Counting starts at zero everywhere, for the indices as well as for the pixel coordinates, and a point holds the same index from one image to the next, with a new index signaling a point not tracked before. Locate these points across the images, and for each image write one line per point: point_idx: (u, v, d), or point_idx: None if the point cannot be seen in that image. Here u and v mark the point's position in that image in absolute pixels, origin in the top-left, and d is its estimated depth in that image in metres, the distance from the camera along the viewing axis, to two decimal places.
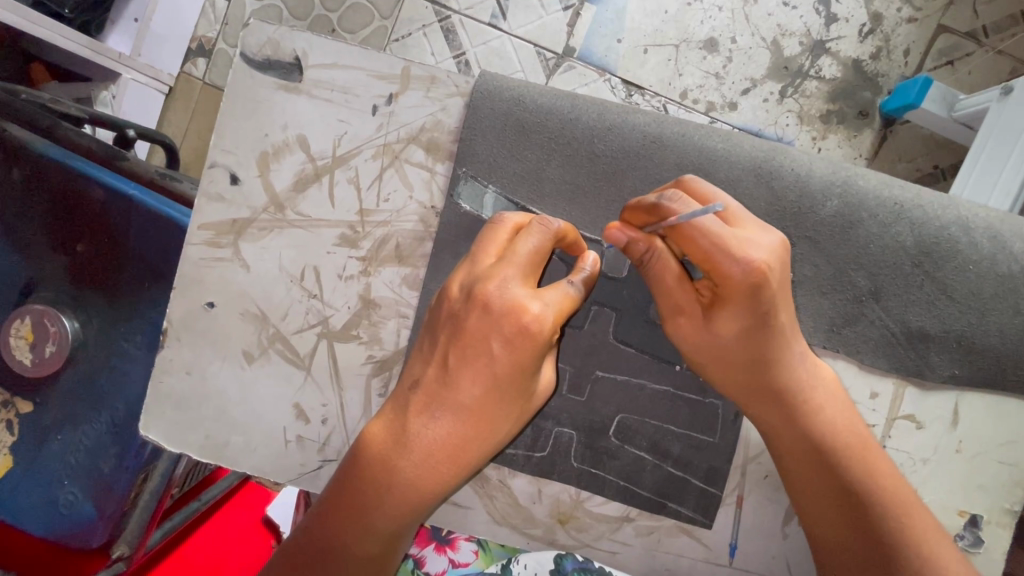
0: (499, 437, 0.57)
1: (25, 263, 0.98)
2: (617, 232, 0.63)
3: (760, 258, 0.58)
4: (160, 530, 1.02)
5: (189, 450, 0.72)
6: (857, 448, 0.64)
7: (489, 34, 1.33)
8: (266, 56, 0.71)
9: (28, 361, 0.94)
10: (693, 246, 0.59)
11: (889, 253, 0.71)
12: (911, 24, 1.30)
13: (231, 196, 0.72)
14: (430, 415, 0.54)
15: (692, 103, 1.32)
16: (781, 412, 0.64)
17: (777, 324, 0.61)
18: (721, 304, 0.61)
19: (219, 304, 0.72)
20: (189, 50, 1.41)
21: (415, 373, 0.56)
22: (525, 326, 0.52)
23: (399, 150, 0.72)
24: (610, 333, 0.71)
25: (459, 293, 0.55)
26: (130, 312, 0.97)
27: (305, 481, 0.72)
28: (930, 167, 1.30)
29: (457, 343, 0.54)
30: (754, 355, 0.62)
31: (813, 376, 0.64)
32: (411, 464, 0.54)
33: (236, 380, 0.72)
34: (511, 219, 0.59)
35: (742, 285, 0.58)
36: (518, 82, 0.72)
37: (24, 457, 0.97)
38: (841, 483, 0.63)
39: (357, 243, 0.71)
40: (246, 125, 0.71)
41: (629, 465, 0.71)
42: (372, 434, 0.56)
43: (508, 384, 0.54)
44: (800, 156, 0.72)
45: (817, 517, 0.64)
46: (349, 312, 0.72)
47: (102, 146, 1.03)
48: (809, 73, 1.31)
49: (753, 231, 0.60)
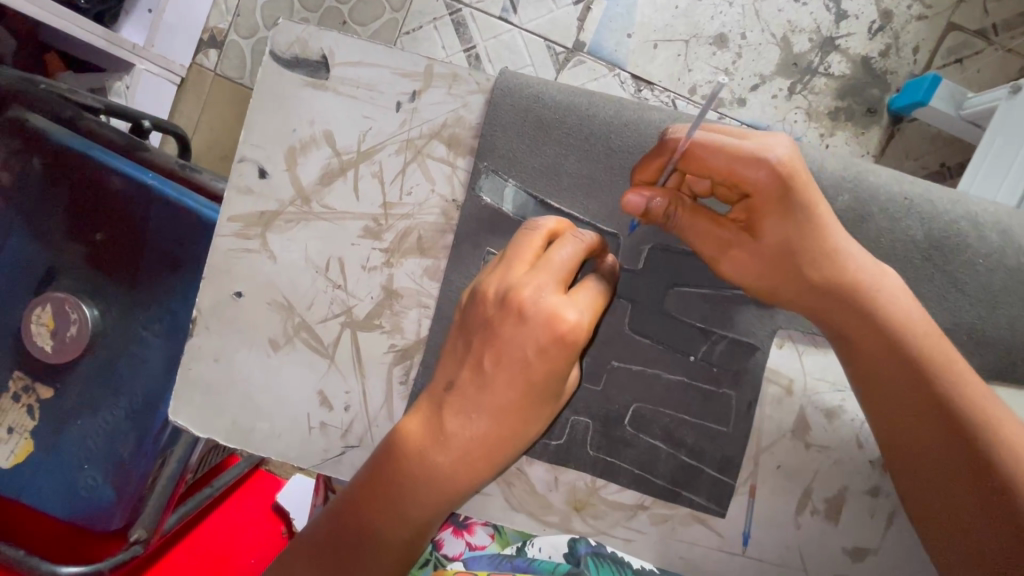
0: (531, 436, 0.60)
1: (47, 253, 1.00)
2: (634, 194, 0.64)
3: (782, 157, 0.61)
4: (175, 514, 1.04)
5: (216, 436, 0.75)
6: (929, 332, 0.64)
7: (500, 28, 1.34)
8: (294, 55, 0.74)
9: (48, 346, 0.98)
10: (717, 166, 0.62)
11: (901, 246, 0.72)
12: (921, 22, 1.31)
13: (259, 190, 0.74)
14: (467, 415, 0.57)
15: (700, 99, 1.33)
16: (849, 311, 0.65)
17: (818, 218, 0.63)
18: (762, 214, 0.63)
19: (246, 294, 0.74)
20: (201, 42, 1.43)
21: (448, 374, 0.59)
22: (560, 333, 0.55)
23: (422, 145, 0.74)
24: (625, 323, 0.73)
25: (494, 296, 0.58)
26: (150, 298, 0.99)
27: (329, 466, 0.75)
28: (937, 165, 1.32)
29: (492, 348, 0.57)
30: (805, 251, 0.63)
31: (872, 265, 0.65)
32: (449, 460, 0.57)
33: (262, 368, 0.75)
34: (545, 226, 0.62)
35: (771, 187, 0.61)
36: (538, 79, 0.74)
37: (45, 440, 1.00)
38: (917, 370, 0.63)
39: (380, 235, 0.73)
40: (273, 120, 0.74)
41: (643, 454, 0.74)
42: (409, 430, 0.59)
43: (541, 389, 0.57)
44: (813, 152, 0.74)
45: (895, 411, 0.65)
46: (372, 302, 0.74)
47: (122, 137, 1.05)
48: (817, 69, 1.32)
49: (762, 135, 0.63)
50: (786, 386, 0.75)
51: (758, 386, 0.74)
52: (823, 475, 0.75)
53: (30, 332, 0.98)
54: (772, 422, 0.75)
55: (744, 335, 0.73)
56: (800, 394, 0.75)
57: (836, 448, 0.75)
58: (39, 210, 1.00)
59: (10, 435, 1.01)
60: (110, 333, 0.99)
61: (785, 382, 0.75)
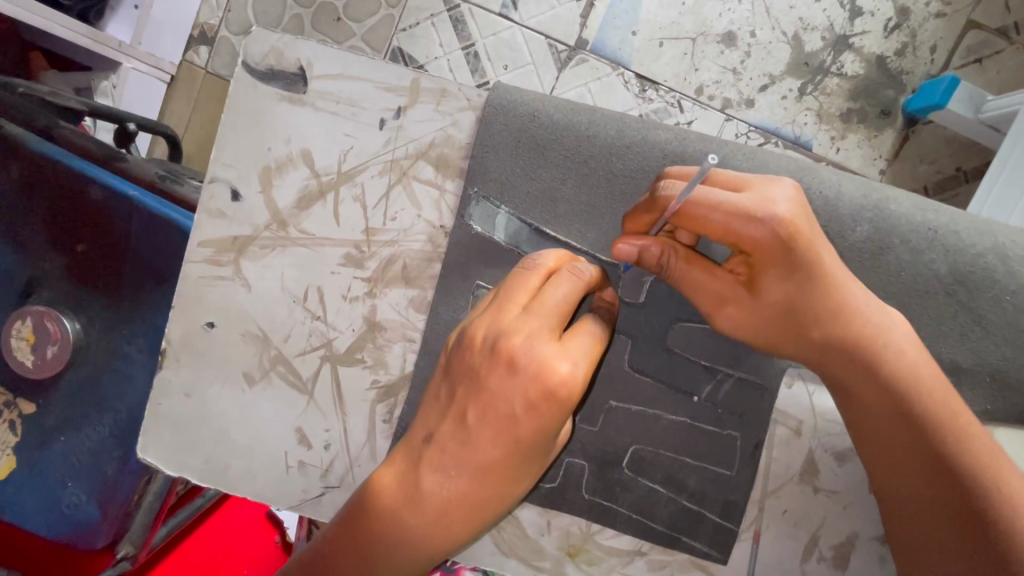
0: (515, 494, 0.55)
1: (24, 261, 0.92)
2: (625, 245, 0.61)
3: (785, 213, 0.56)
4: (164, 528, 1.00)
5: (188, 473, 0.71)
6: (942, 394, 0.60)
7: (499, 25, 1.28)
8: (270, 66, 0.68)
9: (29, 362, 0.89)
10: (712, 224, 0.57)
11: (922, 280, 0.67)
12: (939, 19, 1.24)
13: (232, 213, 0.69)
14: (446, 472, 0.52)
15: (707, 100, 1.26)
16: (852, 368, 0.61)
17: (825, 275, 0.58)
18: (762, 270, 0.59)
19: (220, 324, 0.70)
20: (191, 38, 1.36)
21: (429, 424, 0.54)
22: (552, 389, 0.50)
23: (408, 166, 0.68)
24: (625, 361, 0.69)
25: (483, 342, 0.53)
26: (130, 314, 0.92)
27: (308, 507, 0.70)
28: (952, 169, 1.24)
29: (478, 400, 0.51)
30: (808, 309, 0.59)
31: (885, 320, 0.60)
32: (425, 520, 0.53)
33: (236, 403, 0.70)
34: (544, 262, 0.57)
35: (773, 245, 0.56)
36: (533, 95, 0.68)
37: (26, 459, 0.92)
38: (925, 434, 0.59)
39: (362, 263, 0.69)
40: (247, 138, 0.68)
41: (641, 497, 0.69)
42: (384, 482, 0.55)
43: (529, 447, 0.52)
44: (830, 176, 0.68)
45: (898, 473, 0.61)
46: (353, 335, 0.69)
47: (100, 146, 0.99)
48: (830, 69, 1.25)
49: (765, 185, 0.58)
50: (795, 428, 0.70)
51: (765, 427, 0.69)
52: (832, 521, 0.70)
53: (10, 346, 0.90)
54: (780, 465, 0.70)
55: (751, 374, 0.69)
56: (810, 435, 0.70)
57: (846, 493, 0.70)
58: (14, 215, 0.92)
59: None
60: (94, 347, 0.91)
61: (794, 424, 0.70)
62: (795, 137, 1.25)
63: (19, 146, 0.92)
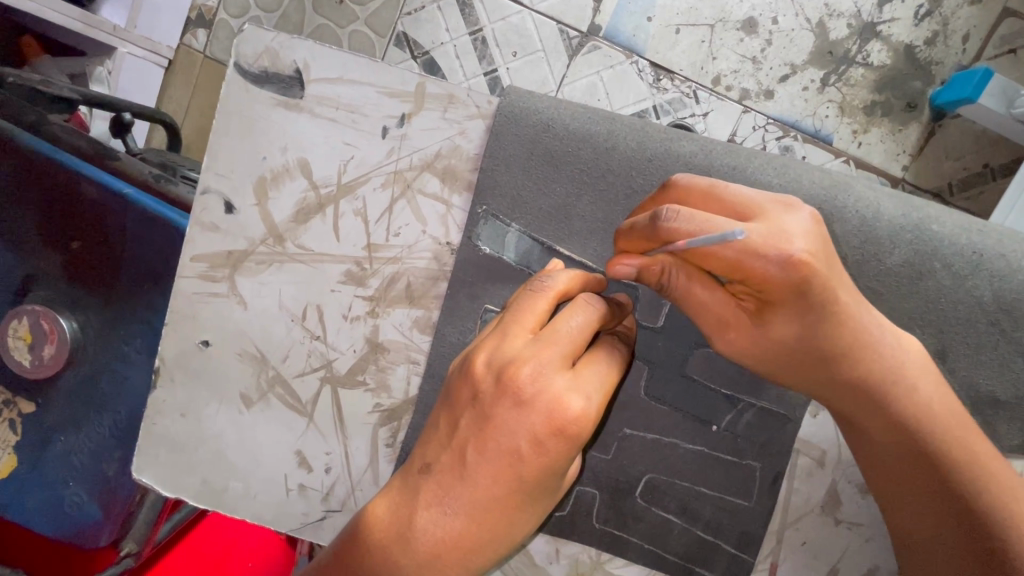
0: (516, 535, 0.51)
1: (17, 261, 0.88)
2: (623, 263, 0.56)
3: (801, 253, 0.48)
4: (169, 522, 0.97)
5: (185, 494, 0.68)
6: (955, 430, 0.56)
7: (508, 9, 1.21)
8: (264, 67, 0.63)
9: (26, 361, 0.85)
10: (717, 259, 0.49)
11: (963, 308, 0.62)
12: (973, 6, 1.16)
13: (227, 226, 0.65)
14: (442, 509, 0.47)
15: (724, 90, 1.19)
16: (870, 402, 0.56)
17: (840, 310, 0.52)
18: (772, 307, 0.52)
19: (214, 342, 0.67)
20: (188, 21, 1.29)
21: (428, 455, 0.50)
22: (563, 425, 0.45)
23: (412, 178, 0.64)
24: (641, 388, 0.65)
25: (485, 371, 0.48)
26: (126, 313, 0.88)
27: (307, 531, 0.68)
28: (979, 166, 1.17)
29: (482, 434, 0.47)
30: (821, 347, 0.53)
31: (899, 353, 0.55)
32: (416, 561, 0.48)
33: (234, 424, 0.67)
34: (553, 285, 0.53)
35: (785, 286, 0.49)
36: (548, 102, 0.64)
37: (28, 457, 0.88)
38: (936, 471, 0.56)
39: (364, 281, 0.65)
40: (241, 146, 0.64)
41: (654, 527, 0.66)
42: (376, 515, 0.50)
43: (533, 486, 0.48)
44: (866, 193, 0.63)
45: (910, 508, 0.58)
46: (354, 356, 0.66)
47: (91, 143, 0.90)
48: (855, 59, 1.17)
49: (778, 215, 0.50)
50: (818, 459, 0.66)
51: (787, 457, 0.66)
52: (853, 556, 0.66)
53: (6, 345, 0.86)
54: (800, 497, 0.66)
55: (775, 405, 0.65)
56: (833, 467, 0.66)
57: (869, 527, 0.66)
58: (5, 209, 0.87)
59: None
60: (89, 349, 0.87)
61: (817, 455, 0.66)
62: (815, 130, 1.18)
63: (5, 140, 0.86)
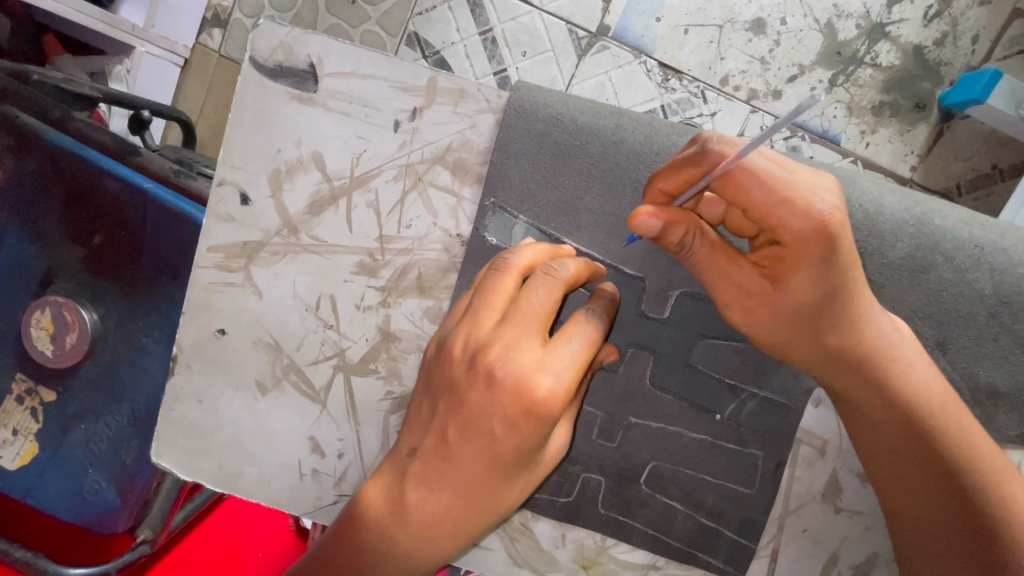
0: (502, 509, 0.53)
1: (40, 252, 0.91)
2: (648, 210, 0.55)
3: (831, 208, 0.50)
4: (183, 511, 0.97)
5: (203, 478, 0.70)
6: (952, 409, 0.57)
7: (519, 9, 1.23)
8: (278, 62, 0.65)
9: (49, 351, 0.88)
10: (750, 201, 0.52)
11: (964, 301, 0.63)
12: (983, 7, 1.16)
13: (242, 217, 0.67)
14: (428, 487, 0.51)
15: (732, 90, 1.20)
16: (863, 379, 0.57)
17: (854, 279, 0.53)
18: (795, 266, 0.53)
19: (231, 331, 0.69)
20: (205, 20, 1.32)
21: (412, 438, 0.53)
22: (532, 405, 0.47)
23: (424, 171, 0.66)
24: (646, 377, 0.67)
25: (463, 355, 0.51)
26: (145, 304, 0.90)
27: (320, 515, 0.70)
28: (988, 166, 1.18)
29: (458, 416, 0.50)
30: (835, 313, 0.55)
31: (894, 331, 0.57)
32: (410, 536, 0.52)
33: (249, 410, 0.69)
34: (517, 263, 0.54)
35: (814, 240, 0.51)
36: (558, 97, 0.66)
37: (49, 443, 0.91)
38: (933, 452, 0.56)
39: (376, 272, 0.67)
40: (258, 140, 0.66)
41: (658, 514, 0.68)
42: (371, 497, 0.54)
43: (509, 463, 0.50)
44: (870, 188, 0.64)
45: (905, 490, 0.59)
46: (366, 345, 0.68)
47: (116, 139, 0.91)
48: (863, 59, 1.18)
49: (810, 172, 0.52)
50: (820, 448, 0.67)
51: (788, 447, 0.67)
52: (853, 544, 0.67)
53: (30, 335, 0.89)
54: (801, 486, 0.67)
55: (778, 394, 0.66)
56: (834, 456, 0.67)
57: (870, 516, 0.67)
58: (31, 204, 0.90)
59: (14, 438, 0.92)
60: (110, 338, 0.90)
61: (818, 444, 0.67)
62: (822, 130, 1.19)
63: (33, 138, 0.89)
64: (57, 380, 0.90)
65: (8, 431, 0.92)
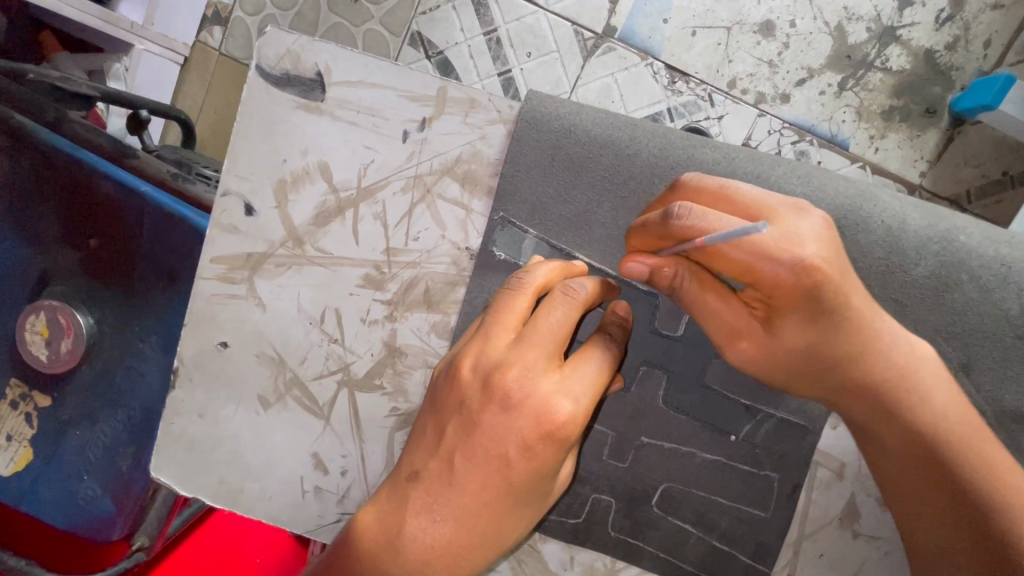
0: (507, 541, 0.51)
1: (35, 256, 0.89)
2: (635, 262, 0.56)
3: (815, 256, 0.46)
4: (180, 516, 0.96)
5: (202, 494, 0.68)
6: (968, 439, 0.54)
7: (524, 9, 1.20)
8: (286, 70, 0.63)
9: (43, 356, 0.86)
10: (726, 259, 0.49)
11: (990, 321, 0.61)
12: (996, 12, 1.14)
13: (246, 228, 0.65)
14: (431, 516, 0.48)
15: (739, 94, 1.18)
16: (874, 407, 0.55)
17: (852, 318, 0.51)
18: (784, 314, 0.51)
19: (233, 344, 0.67)
20: (204, 18, 1.30)
21: (415, 462, 0.50)
22: (552, 429, 0.47)
23: (432, 183, 0.64)
24: (659, 397, 0.65)
25: (473, 376, 0.49)
26: (143, 310, 0.88)
27: (322, 533, 0.68)
28: (998, 173, 1.15)
29: (469, 440, 0.48)
30: (830, 355, 0.52)
31: (906, 359, 0.54)
32: (405, 571, 0.48)
33: (251, 425, 0.67)
34: (533, 281, 0.53)
35: (798, 291, 0.48)
36: (570, 107, 0.64)
37: (44, 449, 0.89)
38: (950, 481, 0.54)
39: (382, 285, 0.65)
40: (263, 148, 0.64)
41: (670, 536, 0.66)
42: (365, 522, 0.50)
43: (523, 490, 0.48)
44: (892, 203, 0.63)
45: (921, 519, 0.57)
46: (372, 359, 0.66)
47: (111, 142, 0.90)
48: (874, 63, 1.16)
49: (791, 218, 0.49)
50: (837, 471, 0.65)
51: (805, 469, 0.65)
52: (871, 569, 0.65)
53: (24, 339, 0.86)
54: (818, 509, 0.65)
55: (795, 415, 0.64)
56: (853, 480, 0.65)
57: (888, 541, 0.65)
58: (26, 205, 0.88)
59: (8, 444, 0.90)
60: (106, 344, 0.88)
61: (836, 466, 0.65)
62: (832, 135, 1.17)
63: (28, 137, 0.87)
64: (51, 387, 0.88)
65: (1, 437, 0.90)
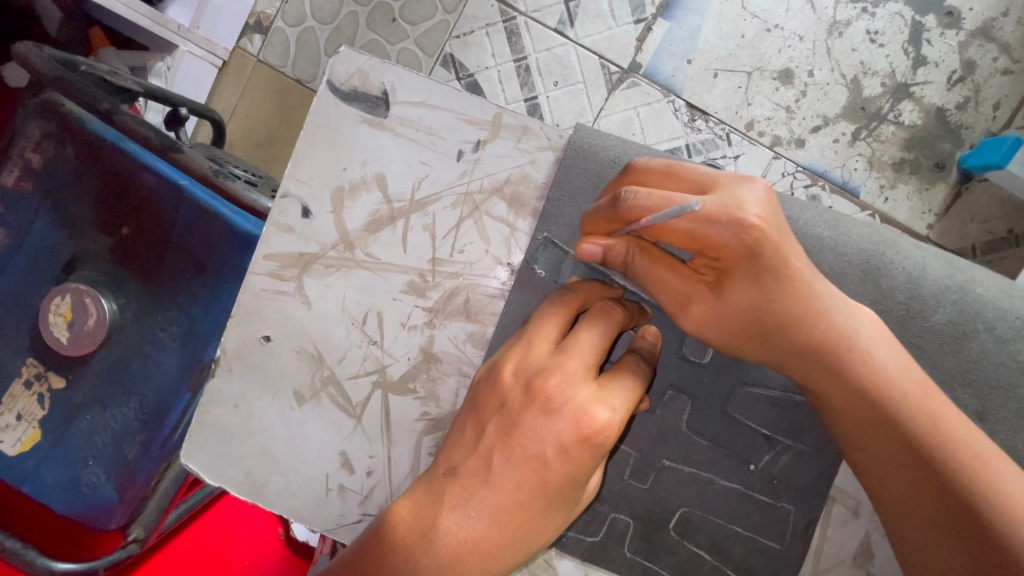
0: (537, 544, 0.52)
1: (70, 240, 0.91)
2: (588, 244, 0.59)
3: (757, 217, 0.52)
4: (177, 511, 0.94)
5: (228, 485, 0.69)
6: (913, 396, 0.55)
7: (554, 41, 1.26)
8: (354, 87, 0.67)
9: (63, 338, 0.88)
10: (675, 231, 0.54)
11: (1008, 371, 0.64)
12: (1005, 77, 1.19)
13: (301, 230, 0.68)
14: (466, 512, 0.49)
15: (756, 135, 1.23)
16: (825, 369, 0.57)
17: (790, 275, 0.55)
18: (730, 275, 0.55)
19: (276, 338, 0.69)
20: (247, 25, 1.35)
21: (453, 459, 0.52)
22: (590, 434, 0.48)
23: (481, 201, 0.68)
24: (683, 421, 0.67)
25: (515, 381, 0.52)
26: (166, 300, 0.89)
27: (342, 532, 0.69)
28: (1003, 231, 1.19)
29: (509, 440, 0.50)
30: (776, 313, 0.56)
31: (850, 321, 0.57)
32: (438, 564, 0.49)
33: (283, 419, 0.69)
34: (571, 299, 0.56)
35: (738, 249, 0.53)
36: (616, 140, 0.68)
37: (52, 431, 0.90)
38: (900, 441, 0.55)
39: (425, 292, 0.68)
40: (325, 156, 0.68)
41: (685, 562, 0.67)
42: (399, 516, 0.52)
43: (557, 493, 0.50)
44: (915, 252, 0.66)
45: (885, 481, 0.57)
46: (408, 364, 0.68)
47: (158, 135, 0.87)
48: (886, 116, 1.21)
49: (734, 185, 0.54)
50: (853, 509, 0.67)
51: (821, 504, 0.67)
52: None
53: (47, 320, 0.88)
54: (833, 546, 0.67)
55: (814, 449, 0.66)
56: (868, 520, 0.66)
57: None
58: (64, 192, 0.90)
59: (18, 423, 0.91)
60: (127, 329, 0.90)
61: (852, 504, 0.67)
62: (843, 182, 1.21)
63: (76, 125, 0.89)
64: (69, 368, 0.90)
65: (12, 415, 0.91)
